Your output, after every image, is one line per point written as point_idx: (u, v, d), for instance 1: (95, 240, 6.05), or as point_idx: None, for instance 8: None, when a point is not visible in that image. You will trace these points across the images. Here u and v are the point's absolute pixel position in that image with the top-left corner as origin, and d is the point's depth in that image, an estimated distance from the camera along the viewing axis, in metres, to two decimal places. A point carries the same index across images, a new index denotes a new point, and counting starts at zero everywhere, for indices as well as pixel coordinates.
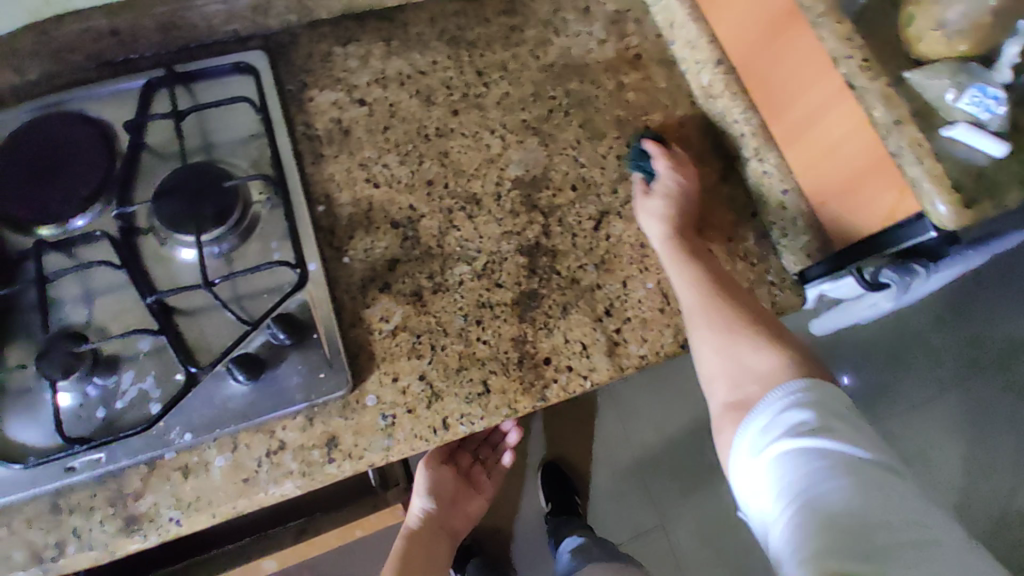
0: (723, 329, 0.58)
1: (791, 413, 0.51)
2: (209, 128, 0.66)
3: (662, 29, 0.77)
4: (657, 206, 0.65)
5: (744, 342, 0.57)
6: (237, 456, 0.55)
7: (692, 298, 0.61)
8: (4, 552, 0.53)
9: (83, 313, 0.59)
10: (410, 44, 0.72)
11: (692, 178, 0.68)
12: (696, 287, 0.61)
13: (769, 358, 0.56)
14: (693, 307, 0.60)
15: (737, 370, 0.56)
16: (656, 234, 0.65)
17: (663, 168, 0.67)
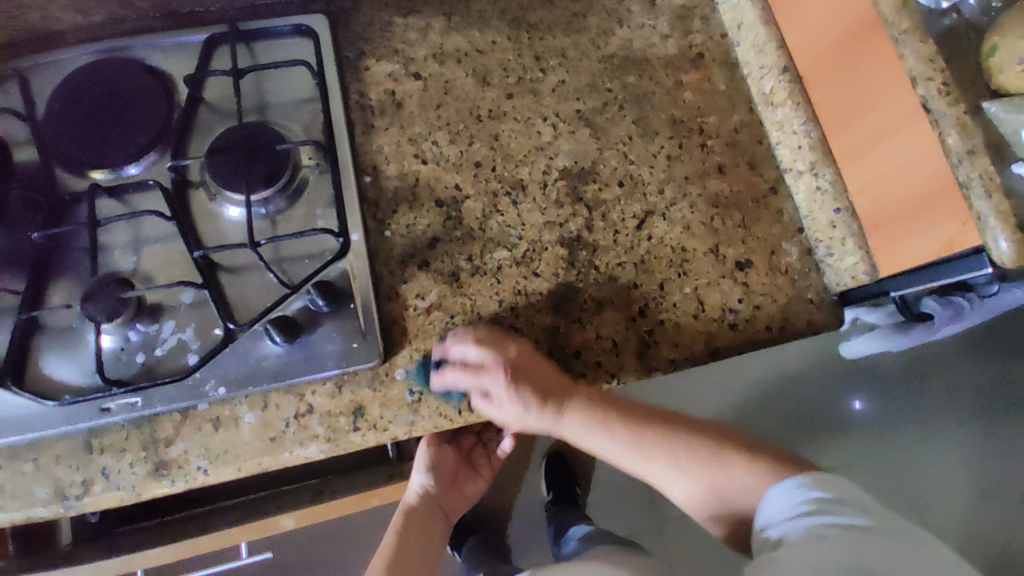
0: (709, 491, 0.59)
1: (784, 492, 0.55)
2: (266, 88, 0.66)
3: (729, 29, 0.74)
4: (529, 412, 0.59)
5: (731, 459, 0.60)
6: (267, 414, 0.57)
7: (663, 462, 0.60)
8: (29, 486, 0.54)
9: (130, 260, 0.60)
10: (471, 22, 0.71)
11: (535, 356, 0.59)
12: (654, 458, 0.61)
13: (756, 475, 0.58)
14: (666, 477, 0.61)
15: (722, 483, 0.59)
16: (559, 424, 0.61)
17: (495, 376, 0.56)
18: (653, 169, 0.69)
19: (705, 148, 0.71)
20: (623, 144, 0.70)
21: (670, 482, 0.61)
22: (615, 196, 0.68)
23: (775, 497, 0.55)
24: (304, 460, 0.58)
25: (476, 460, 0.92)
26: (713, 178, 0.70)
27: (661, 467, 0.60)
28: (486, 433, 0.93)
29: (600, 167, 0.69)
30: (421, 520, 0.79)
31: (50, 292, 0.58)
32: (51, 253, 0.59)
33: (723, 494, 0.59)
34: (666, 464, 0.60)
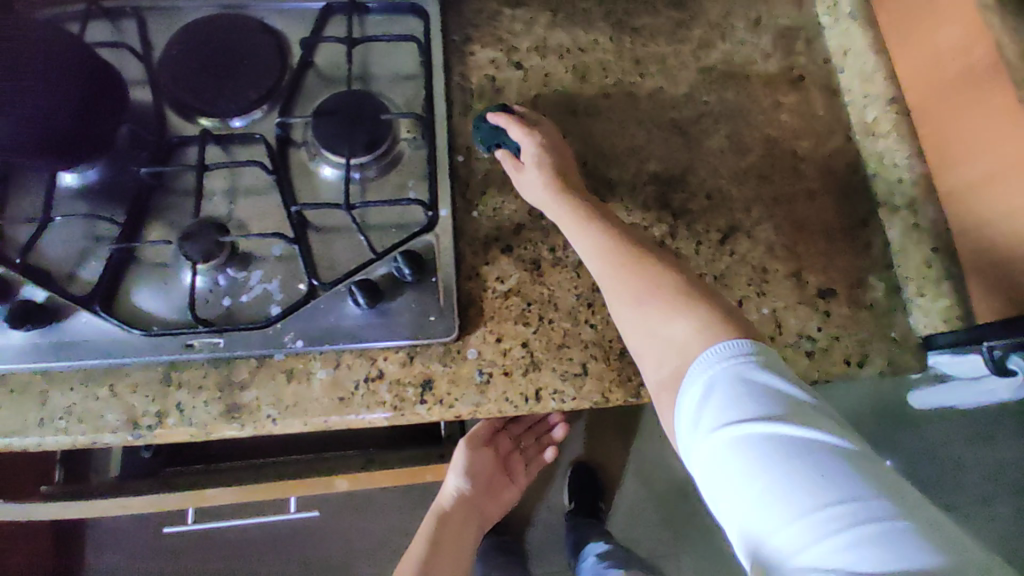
0: (632, 300, 0.50)
1: (733, 387, 0.41)
2: (372, 60, 0.68)
3: (833, 56, 0.73)
4: (537, 177, 0.59)
5: (654, 298, 0.49)
6: (338, 373, 0.57)
7: (614, 258, 0.52)
8: (101, 411, 0.55)
9: (224, 207, 0.62)
10: (575, 19, 0.72)
11: (564, 147, 0.62)
12: (618, 265, 0.52)
13: (692, 324, 0.46)
14: (618, 304, 0.51)
15: (659, 343, 0.47)
16: (553, 207, 0.57)
17: (528, 143, 0.60)
18: (742, 185, 0.68)
19: (797, 170, 0.70)
20: (715, 156, 0.69)
21: (615, 313, 0.52)
22: (702, 207, 0.67)
23: (711, 373, 0.43)
24: (367, 424, 0.58)
25: (512, 467, 0.90)
26: (802, 202, 0.69)
27: (613, 262, 0.52)
28: (524, 438, 0.92)
29: (689, 177, 0.68)
30: (452, 525, 0.79)
31: (147, 227, 0.60)
32: (152, 189, 0.61)
33: (646, 311, 0.49)
34: (608, 262, 0.52)
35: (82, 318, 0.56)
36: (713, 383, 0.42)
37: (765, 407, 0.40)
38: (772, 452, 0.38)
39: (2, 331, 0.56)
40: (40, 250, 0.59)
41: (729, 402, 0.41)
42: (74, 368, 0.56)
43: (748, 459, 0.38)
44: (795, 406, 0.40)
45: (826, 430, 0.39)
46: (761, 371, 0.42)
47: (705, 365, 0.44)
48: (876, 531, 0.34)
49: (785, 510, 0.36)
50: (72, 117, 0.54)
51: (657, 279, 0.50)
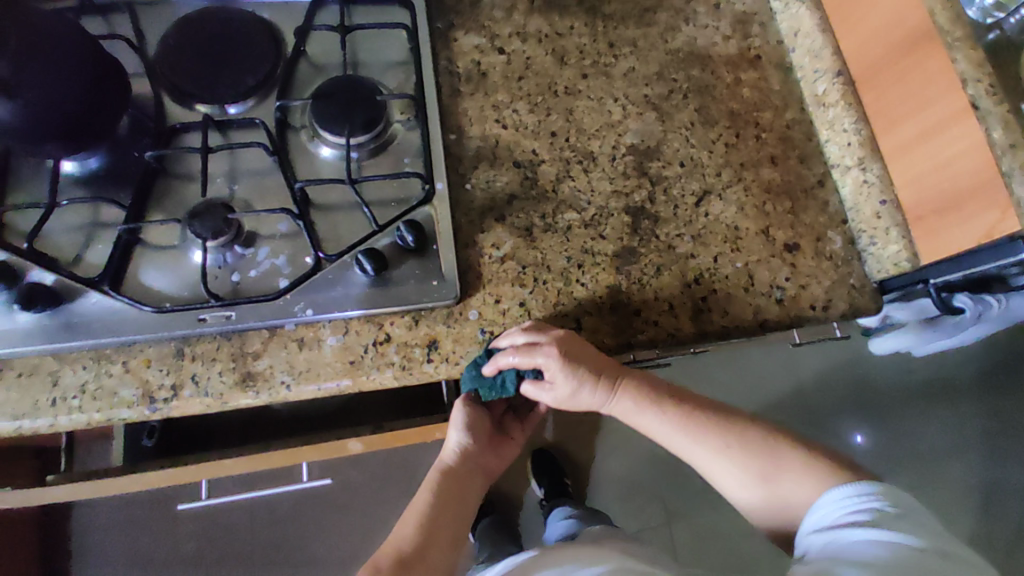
0: (761, 481, 0.61)
1: (854, 512, 0.53)
2: (362, 47, 0.71)
3: (786, 36, 0.81)
4: (582, 390, 0.61)
5: (789, 470, 0.60)
6: (348, 339, 0.60)
7: (717, 444, 0.63)
8: (116, 386, 0.56)
9: (226, 189, 0.64)
10: (551, 7, 0.77)
11: (585, 345, 0.61)
12: (728, 454, 0.62)
13: (808, 479, 0.59)
14: (734, 483, 0.62)
15: (770, 481, 0.61)
16: (609, 401, 0.63)
17: (552, 359, 0.58)
18: (711, 154, 0.75)
19: (760, 139, 0.76)
20: (686, 128, 0.75)
21: (727, 484, 0.63)
22: (677, 174, 0.73)
23: (831, 500, 0.56)
24: (377, 387, 0.61)
25: (509, 425, 0.78)
26: (766, 168, 0.75)
27: (715, 458, 0.63)
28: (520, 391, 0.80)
29: (663, 147, 0.74)
30: (457, 485, 0.70)
31: (152, 211, 0.62)
32: (155, 173, 0.63)
33: (775, 484, 0.60)
34: (712, 448, 0.62)
35: (92, 298, 0.57)
36: (838, 498, 0.55)
37: (872, 516, 0.52)
38: (862, 542, 0.50)
39: (10, 316, 0.56)
40: (45, 236, 0.60)
41: (844, 513, 0.54)
42: (86, 347, 0.56)
43: (843, 545, 0.51)
44: (898, 520, 0.52)
45: (915, 538, 0.50)
46: (879, 498, 0.54)
47: (831, 490, 0.56)
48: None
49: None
50: (78, 103, 0.55)
51: (752, 444, 0.63)
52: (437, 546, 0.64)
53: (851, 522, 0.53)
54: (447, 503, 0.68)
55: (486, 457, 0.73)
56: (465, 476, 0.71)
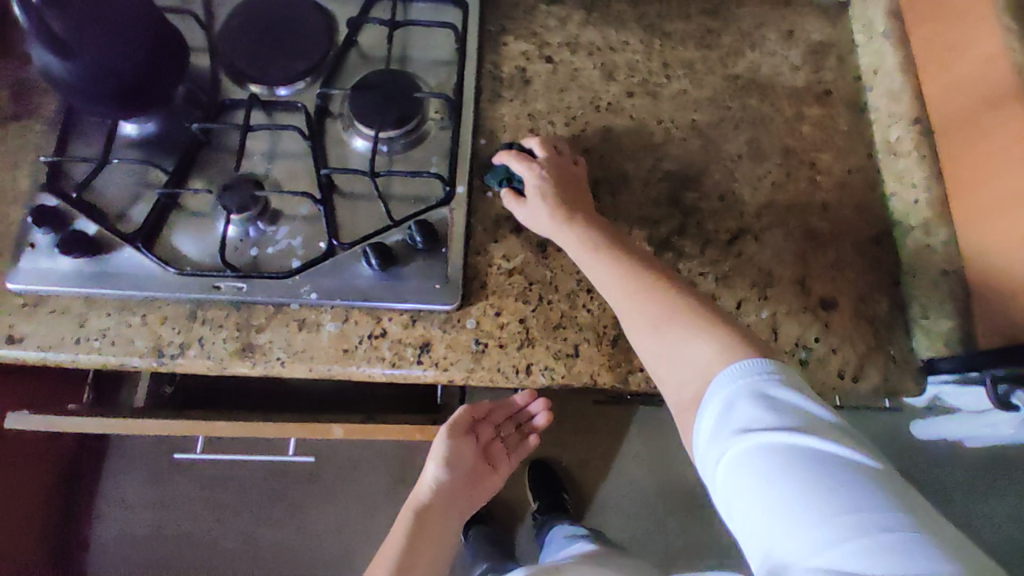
0: (653, 329, 0.52)
1: (745, 407, 0.42)
2: (411, 43, 0.73)
3: (864, 74, 0.74)
4: (541, 208, 0.61)
5: (679, 324, 0.51)
6: (346, 327, 0.61)
7: (633, 286, 0.55)
8: (131, 336, 0.60)
9: (262, 167, 0.67)
10: (608, 19, 0.75)
11: (577, 179, 0.64)
12: (631, 297, 0.55)
13: (702, 346, 0.48)
14: (640, 335, 0.53)
15: (666, 355, 0.51)
16: (558, 231, 0.60)
17: (523, 172, 0.63)
18: (755, 191, 0.70)
19: (813, 182, 0.70)
20: (732, 161, 0.71)
21: (635, 336, 0.54)
22: (712, 208, 0.69)
23: (722, 388, 0.44)
24: (366, 378, 0.62)
25: (494, 456, 0.81)
26: (815, 214, 0.69)
27: (627, 296, 0.55)
28: (508, 425, 0.80)
29: (703, 178, 0.70)
30: (431, 521, 0.77)
31: (192, 179, 0.66)
32: (201, 144, 0.67)
33: (666, 333, 0.51)
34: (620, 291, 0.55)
35: (126, 252, 0.62)
36: (733, 396, 0.43)
37: (785, 420, 0.41)
38: (781, 467, 0.39)
39: (55, 257, 0.62)
40: (97, 189, 0.65)
41: (749, 419, 0.42)
42: (112, 296, 0.61)
43: (757, 473, 0.40)
44: (806, 419, 0.41)
45: (840, 443, 0.40)
46: (783, 391, 0.43)
47: (726, 384, 0.44)
48: (885, 536, 0.35)
49: (791, 526, 0.37)
50: (133, 69, 0.58)
51: (659, 292, 0.54)
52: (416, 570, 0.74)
53: (750, 424, 0.42)
54: (421, 537, 0.76)
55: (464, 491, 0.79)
56: (439, 509, 0.77)
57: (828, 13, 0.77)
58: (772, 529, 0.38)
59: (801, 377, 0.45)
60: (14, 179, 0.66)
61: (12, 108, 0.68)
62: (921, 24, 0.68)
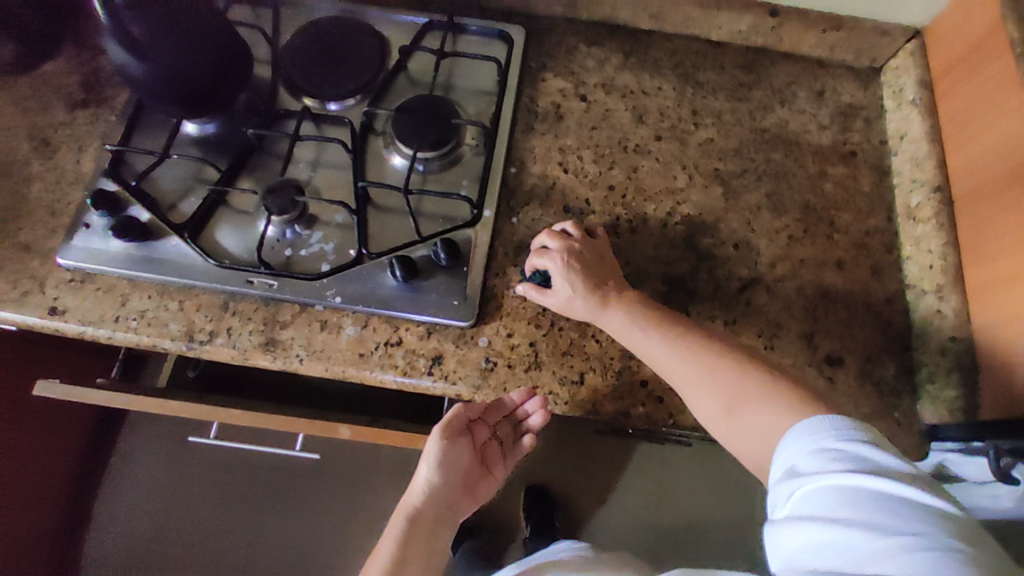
0: (723, 410, 0.54)
1: (810, 456, 0.45)
2: (456, 72, 0.77)
3: (890, 138, 0.76)
4: (575, 295, 0.61)
5: (748, 401, 0.53)
6: (364, 332, 0.64)
7: (693, 366, 0.57)
8: (165, 320, 0.65)
9: (305, 174, 0.71)
10: (645, 66, 0.79)
11: (606, 253, 0.65)
12: (696, 377, 0.56)
13: (769, 420, 0.51)
14: (703, 410, 0.56)
15: (740, 432, 0.53)
16: (603, 313, 0.61)
17: (551, 266, 0.62)
18: (771, 243, 0.71)
19: (831, 239, 0.72)
20: (751, 211, 0.73)
21: (702, 414, 0.56)
22: (728, 255, 0.71)
23: (792, 440, 0.47)
24: (377, 383, 0.65)
25: (490, 460, 0.82)
26: (829, 270, 0.70)
27: (687, 369, 0.57)
28: (505, 428, 0.80)
29: (721, 224, 0.72)
30: (425, 524, 0.76)
31: (239, 179, 0.71)
32: (252, 148, 0.71)
33: (738, 415, 0.53)
34: (691, 370, 0.57)
35: (172, 241, 0.67)
36: (799, 446, 0.46)
37: (847, 464, 0.43)
38: (839, 507, 0.42)
39: (106, 239, 0.66)
40: (153, 180, 0.70)
41: (814, 462, 0.45)
42: (154, 280, 0.66)
43: (812, 513, 0.43)
44: (874, 466, 0.43)
45: (905, 484, 0.42)
46: (848, 440, 0.45)
47: (799, 435, 0.47)
48: (940, 572, 0.37)
49: (845, 560, 0.40)
50: (200, 73, 0.63)
51: (722, 367, 0.56)
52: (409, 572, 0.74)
53: (815, 471, 0.44)
54: (415, 540, 0.75)
55: (458, 494, 0.79)
56: (432, 512, 0.77)
57: (859, 77, 0.80)
58: (826, 563, 0.41)
59: (875, 430, 0.46)
60: (78, 162, 0.70)
61: (84, 96, 0.73)
62: (949, 97, 0.70)
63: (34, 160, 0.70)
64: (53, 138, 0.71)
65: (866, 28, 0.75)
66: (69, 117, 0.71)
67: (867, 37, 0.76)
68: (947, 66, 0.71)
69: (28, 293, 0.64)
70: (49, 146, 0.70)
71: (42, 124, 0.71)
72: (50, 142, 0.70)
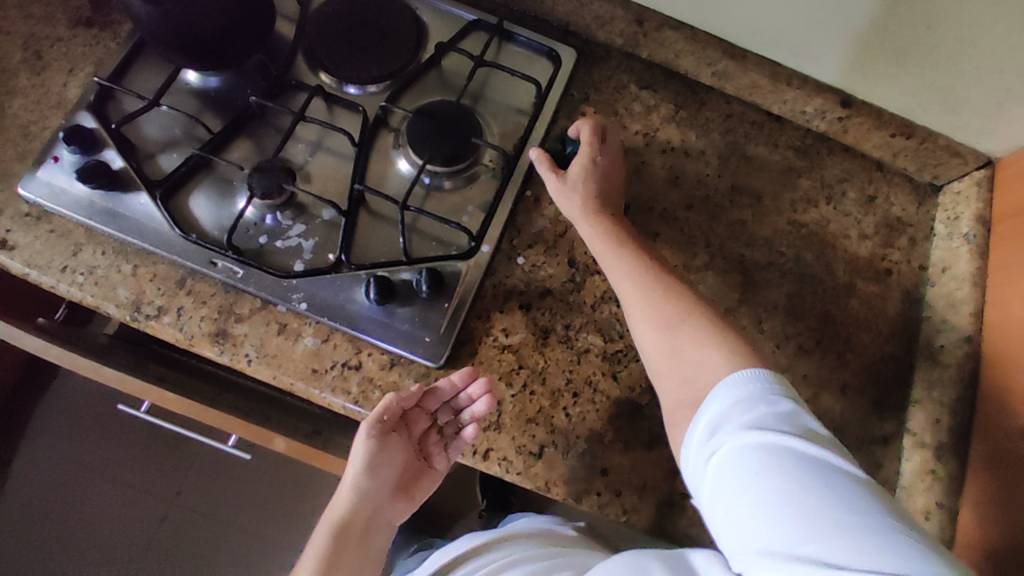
0: (660, 325, 0.53)
1: (739, 412, 0.43)
2: (492, 82, 0.70)
3: (932, 266, 0.70)
4: (581, 192, 0.61)
5: (685, 328, 0.51)
6: (323, 347, 0.59)
7: (642, 285, 0.55)
8: (113, 283, 0.59)
9: (302, 156, 0.65)
10: (693, 124, 0.72)
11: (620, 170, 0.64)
12: (642, 295, 0.55)
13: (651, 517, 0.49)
14: (639, 324, 0.54)
15: (668, 352, 0.51)
16: (585, 220, 0.61)
17: (580, 155, 0.62)
18: (778, 350, 0.66)
19: (841, 361, 0.66)
20: (766, 310, 0.67)
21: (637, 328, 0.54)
22: None
23: (728, 388, 0.45)
24: (325, 404, 0.60)
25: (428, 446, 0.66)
26: (831, 393, 0.65)
27: (637, 290, 0.55)
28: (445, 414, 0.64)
29: (730, 317, 0.66)
30: (357, 529, 0.62)
31: (230, 147, 0.64)
32: (252, 116, 0.65)
33: (673, 335, 0.51)
34: (638, 290, 0.55)
35: (140, 198, 0.61)
36: (728, 402, 0.44)
37: (778, 425, 0.42)
38: (761, 469, 0.40)
39: (70, 179, 0.61)
40: (137, 125, 0.64)
41: (741, 419, 0.43)
42: (112, 235, 0.60)
43: (740, 471, 0.41)
44: (799, 427, 0.42)
45: (832, 453, 0.40)
46: (775, 401, 0.43)
47: (728, 387, 0.45)
48: (859, 532, 0.36)
49: (760, 521, 0.39)
50: (212, 33, 0.59)
51: (675, 297, 0.54)
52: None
53: (742, 425, 0.42)
54: (347, 555, 0.61)
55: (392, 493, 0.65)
56: (365, 518, 0.63)
57: (916, 191, 0.74)
58: (747, 524, 0.39)
59: (797, 393, 0.45)
60: (65, 86, 0.65)
61: (89, 14, 0.68)
62: (1004, 243, 0.65)
63: (23, 72, 0.65)
64: (45, 54, 0.66)
65: (937, 144, 0.69)
66: (68, 34, 0.67)
67: (936, 153, 0.70)
68: (1013, 209, 0.65)
69: None
70: (40, 60, 0.66)
71: (41, 37, 0.67)
72: (43, 57, 0.66)
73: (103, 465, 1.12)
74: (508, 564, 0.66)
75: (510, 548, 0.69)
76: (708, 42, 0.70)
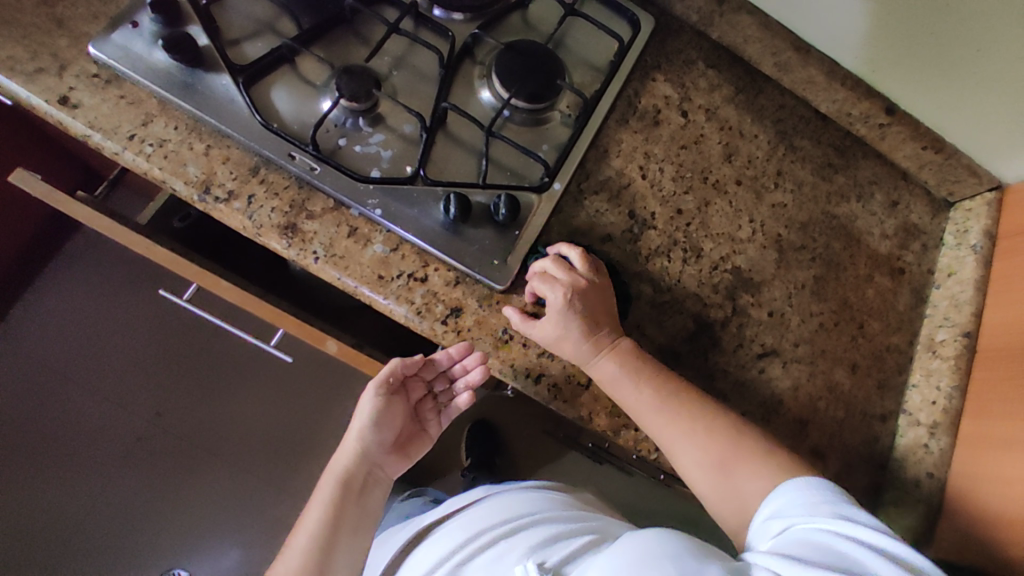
0: (716, 466, 0.56)
1: (792, 503, 0.51)
2: (574, 34, 0.73)
3: (939, 270, 0.78)
4: (571, 336, 0.58)
5: (743, 467, 0.56)
6: (391, 255, 0.60)
7: (681, 428, 0.57)
8: (184, 160, 0.58)
9: (386, 69, 0.65)
10: (750, 108, 0.77)
11: (606, 294, 0.60)
12: (688, 435, 0.57)
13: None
14: (690, 464, 0.57)
15: (730, 491, 0.56)
16: (595, 360, 0.58)
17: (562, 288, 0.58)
18: (803, 323, 0.71)
19: (855, 341, 0.72)
20: (796, 287, 0.72)
21: (685, 465, 0.58)
22: (761, 319, 0.69)
23: (785, 495, 0.52)
24: (384, 312, 0.60)
25: (422, 414, 0.70)
26: (844, 368, 0.71)
27: (679, 435, 0.57)
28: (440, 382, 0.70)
29: (765, 288, 0.71)
30: (356, 488, 0.65)
31: (316, 46, 0.64)
32: (342, 20, 0.65)
33: (728, 476, 0.56)
34: (682, 433, 0.57)
35: (220, 80, 0.59)
36: (785, 498, 0.52)
37: (827, 513, 0.48)
38: (803, 537, 0.47)
39: (149, 46, 0.59)
40: (223, 8, 0.63)
41: (796, 507, 0.50)
42: (188, 112, 0.58)
43: (786, 540, 0.48)
44: (848, 517, 0.48)
45: (875, 536, 0.46)
46: (829, 498, 0.50)
47: (785, 488, 0.53)
48: None
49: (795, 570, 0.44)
50: None
51: (720, 433, 0.57)
52: (340, 541, 0.61)
53: (795, 514, 0.50)
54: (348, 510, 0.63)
55: (390, 456, 0.68)
56: (365, 476, 0.66)
57: (932, 204, 0.81)
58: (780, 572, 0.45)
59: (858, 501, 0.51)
60: None
61: None
62: (1008, 256, 0.73)
63: None
64: None
65: (960, 162, 0.77)
66: None
67: (957, 170, 0.77)
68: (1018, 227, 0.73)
69: (43, 71, 0.57)
70: None
71: None
72: None
73: (102, 358, 1.15)
74: (543, 518, 0.65)
75: (527, 498, 0.70)
76: (778, 31, 0.74)
